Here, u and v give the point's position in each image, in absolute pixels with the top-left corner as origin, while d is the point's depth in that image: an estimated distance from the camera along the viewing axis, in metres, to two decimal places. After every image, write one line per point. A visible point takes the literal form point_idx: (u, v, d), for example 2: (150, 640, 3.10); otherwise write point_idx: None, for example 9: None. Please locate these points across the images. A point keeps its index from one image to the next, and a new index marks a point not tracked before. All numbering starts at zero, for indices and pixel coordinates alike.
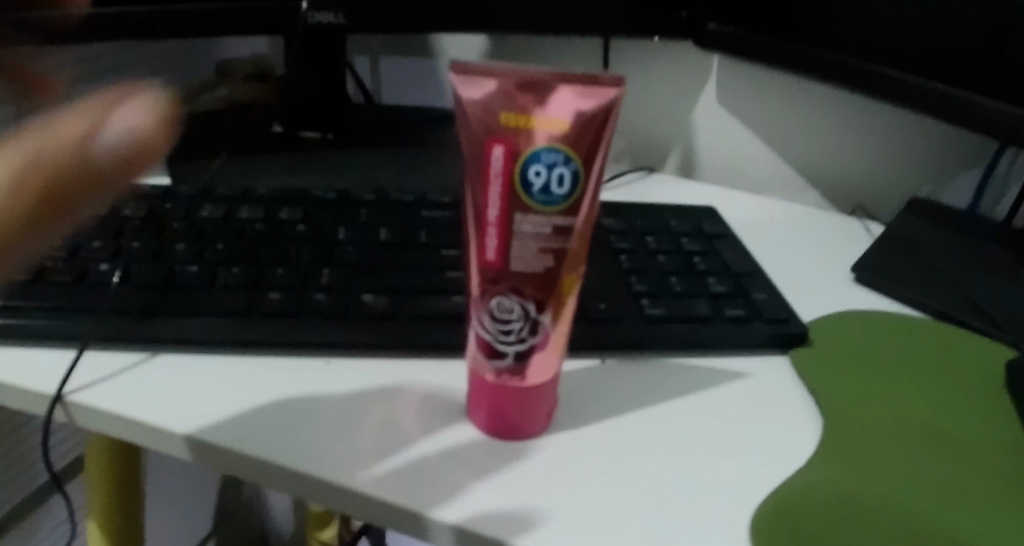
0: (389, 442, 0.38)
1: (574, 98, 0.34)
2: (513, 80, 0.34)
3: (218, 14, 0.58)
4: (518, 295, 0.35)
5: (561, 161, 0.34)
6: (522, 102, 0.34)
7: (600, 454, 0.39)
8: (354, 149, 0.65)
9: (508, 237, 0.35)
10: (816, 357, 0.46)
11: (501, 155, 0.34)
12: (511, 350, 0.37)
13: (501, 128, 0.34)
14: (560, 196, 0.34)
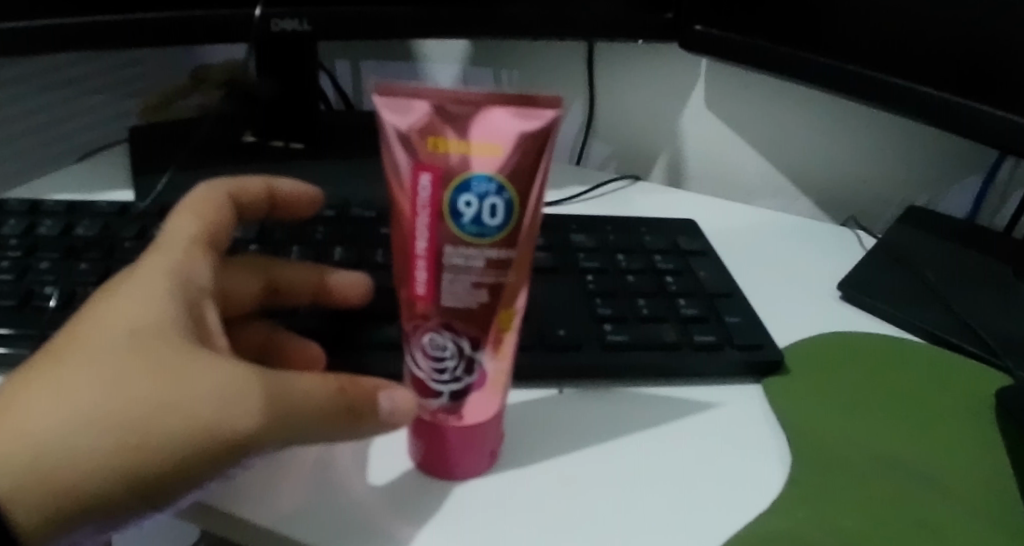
0: (337, 483, 0.36)
1: (507, 121, 0.31)
2: (439, 102, 0.31)
3: (177, 24, 0.57)
4: (451, 331, 0.33)
5: (494, 190, 0.31)
6: (448, 126, 0.31)
7: (562, 496, 0.36)
8: (323, 159, 0.63)
9: (439, 269, 0.32)
10: (792, 387, 0.44)
11: (429, 185, 0.31)
12: (446, 390, 0.34)
13: (426, 154, 0.31)
14: (493, 228, 0.32)
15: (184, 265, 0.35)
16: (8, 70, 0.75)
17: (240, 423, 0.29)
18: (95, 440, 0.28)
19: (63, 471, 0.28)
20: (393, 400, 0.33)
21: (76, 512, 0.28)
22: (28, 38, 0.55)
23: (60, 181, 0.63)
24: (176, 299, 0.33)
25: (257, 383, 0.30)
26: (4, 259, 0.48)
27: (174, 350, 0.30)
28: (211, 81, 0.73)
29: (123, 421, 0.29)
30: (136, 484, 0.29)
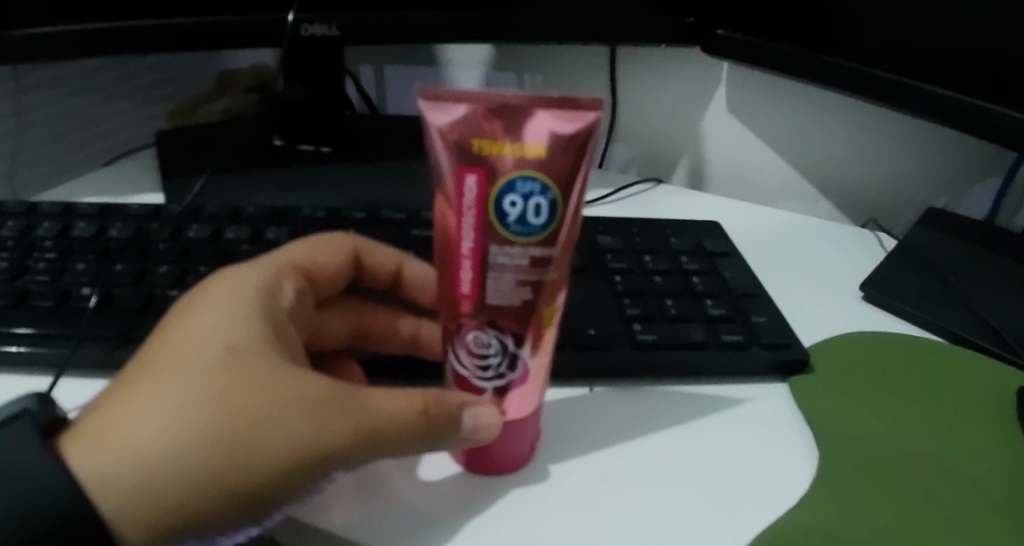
0: (377, 481, 0.37)
1: (550, 123, 0.32)
2: (483, 104, 0.32)
3: (207, 30, 0.58)
4: (495, 328, 0.35)
5: (538, 190, 0.32)
6: (492, 128, 0.32)
7: (591, 490, 0.37)
8: (349, 163, 0.64)
9: (484, 269, 0.34)
10: (819, 385, 0.44)
11: (474, 185, 0.33)
12: (490, 385, 0.36)
13: (472, 155, 0.32)
14: (537, 227, 0.33)
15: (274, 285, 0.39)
16: (36, 74, 0.77)
17: (332, 442, 0.32)
18: (195, 454, 0.31)
19: (172, 485, 0.31)
20: (477, 417, 0.35)
21: (185, 525, 0.31)
22: (61, 43, 0.56)
23: (89, 184, 0.65)
24: (261, 320, 0.36)
25: (345, 405, 0.33)
26: (40, 261, 0.49)
27: (270, 375, 0.33)
28: (237, 85, 0.74)
29: (223, 439, 0.31)
30: (238, 498, 0.32)
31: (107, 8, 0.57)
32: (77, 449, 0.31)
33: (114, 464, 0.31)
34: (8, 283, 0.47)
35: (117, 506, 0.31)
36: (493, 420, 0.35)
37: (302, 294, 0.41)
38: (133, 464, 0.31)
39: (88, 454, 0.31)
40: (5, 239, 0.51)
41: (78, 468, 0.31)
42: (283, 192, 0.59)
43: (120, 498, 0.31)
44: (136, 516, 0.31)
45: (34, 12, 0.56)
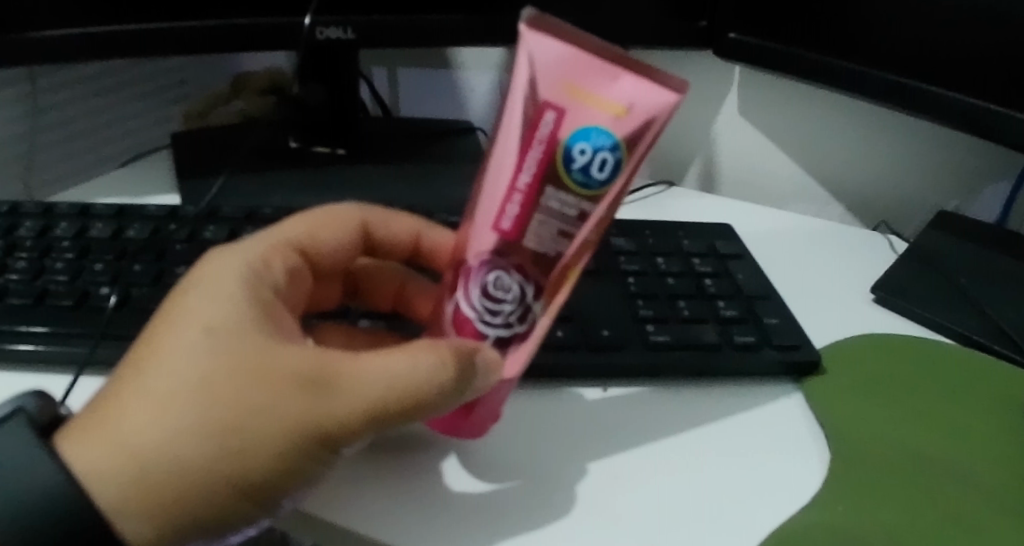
0: (399, 479, 0.38)
1: (638, 85, 0.33)
2: (586, 49, 0.33)
3: (222, 32, 0.59)
4: (520, 273, 0.35)
5: (608, 148, 0.33)
6: (585, 74, 0.33)
7: (608, 490, 0.38)
8: (364, 164, 0.64)
9: (532, 208, 0.34)
10: (831, 386, 0.45)
11: (551, 121, 0.33)
12: (493, 334, 0.36)
13: (558, 93, 0.33)
14: (597, 181, 0.34)
15: (262, 257, 0.39)
16: (52, 76, 0.78)
17: (327, 421, 0.33)
18: (192, 449, 0.32)
19: (171, 475, 0.32)
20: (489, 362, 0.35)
21: (188, 520, 0.33)
22: (80, 45, 0.57)
23: (105, 185, 0.65)
24: (250, 297, 0.36)
25: (336, 384, 0.33)
26: (58, 261, 0.49)
27: (256, 359, 0.33)
28: (252, 87, 0.75)
29: (216, 431, 0.32)
30: (238, 483, 0.33)
31: (125, 11, 0.58)
32: (74, 453, 0.33)
33: (110, 465, 0.32)
34: (27, 283, 0.47)
35: (118, 502, 0.32)
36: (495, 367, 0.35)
37: (296, 270, 0.41)
38: (128, 464, 0.32)
39: (85, 456, 0.33)
40: (24, 239, 0.51)
41: (79, 471, 0.33)
42: (299, 193, 0.60)
43: (121, 498, 0.33)
44: (137, 513, 0.33)
45: (55, 15, 0.57)
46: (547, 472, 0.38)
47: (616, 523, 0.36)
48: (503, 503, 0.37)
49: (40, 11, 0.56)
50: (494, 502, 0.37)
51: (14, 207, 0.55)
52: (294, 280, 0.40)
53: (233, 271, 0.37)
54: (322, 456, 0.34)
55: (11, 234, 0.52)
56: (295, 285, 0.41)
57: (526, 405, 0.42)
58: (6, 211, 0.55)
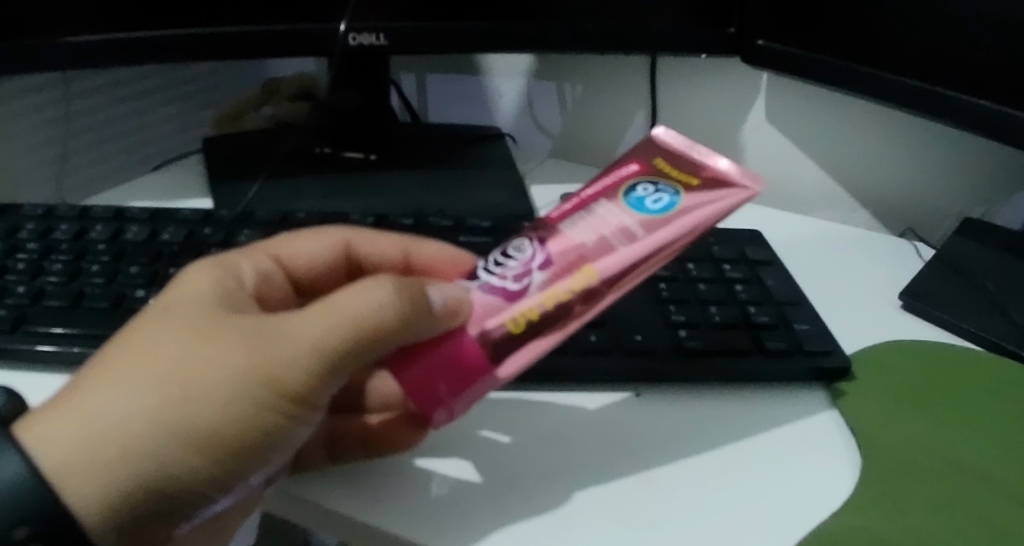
0: (443, 483, 0.40)
1: (708, 170, 0.42)
2: (680, 143, 0.43)
3: (255, 38, 0.60)
4: (540, 242, 0.40)
5: (668, 194, 0.41)
6: (673, 155, 0.43)
7: (641, 495, 0.39)
8: (395, 170, 0.65)
9: (582, 209, 0.41)
10: (861, 391, 0.45)
11: (631, 167, 0.43)
12: (486, 280, 0.39)
13: (647, 160, 0.43)
14: (650, 210, 0.40)
15: (227, 260, 0.42)
16: (86, 82, 0.79)
17: (272, 370, 0.36)
18: (143, 404, 0.35)
19: (121, 429, 0.35)
20: (444, 298, 0.38)
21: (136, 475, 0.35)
22: (116, 50, 0.58)
23: (137, 189, 0.66)
24: (212, 287, 0.39)
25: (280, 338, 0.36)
26: (94, 263, 0.50)
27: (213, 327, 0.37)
28: (282, 93, 0.76)
29: (166, 384, 0.35)
30: (186, 434, 0.35)
31: (161, 17, 0.59)
32: (26, 426, 0.35)
33: (60, 429, 0.35)
34: (64, 285, 0.48)
35: (67, 458, 0.34)
36: (457, 298, 0.38)
37: (268, 274, 0.44)
38: (83, 423, 0.35)
39: (31, 424, 0.35)
40: (61, 242, 0.52)
41: (26, 438, 0.35)
42: (329, 197, 0.61)
43: (68, 457, 0.34)
44: (83, 476, 0.34)
45: (95, 23, 0.58)
46: (572, 477, 0.40)
47: (635, 532, 0.37)
48: (526, 510, 0.38)
49: (80, 17, 0.58)
50: (513, 506, 0.38)
51: (50, 210, 0.56)
52: (266, 282, 0.44)
53: (197, 266, 0.41)
54: (270, 408, 0.36)
55: (48, 237, 0.53)
56: (266, 288, 0.44)
57: (558, 411, 0.44)
58: (42, 213, 0.56)
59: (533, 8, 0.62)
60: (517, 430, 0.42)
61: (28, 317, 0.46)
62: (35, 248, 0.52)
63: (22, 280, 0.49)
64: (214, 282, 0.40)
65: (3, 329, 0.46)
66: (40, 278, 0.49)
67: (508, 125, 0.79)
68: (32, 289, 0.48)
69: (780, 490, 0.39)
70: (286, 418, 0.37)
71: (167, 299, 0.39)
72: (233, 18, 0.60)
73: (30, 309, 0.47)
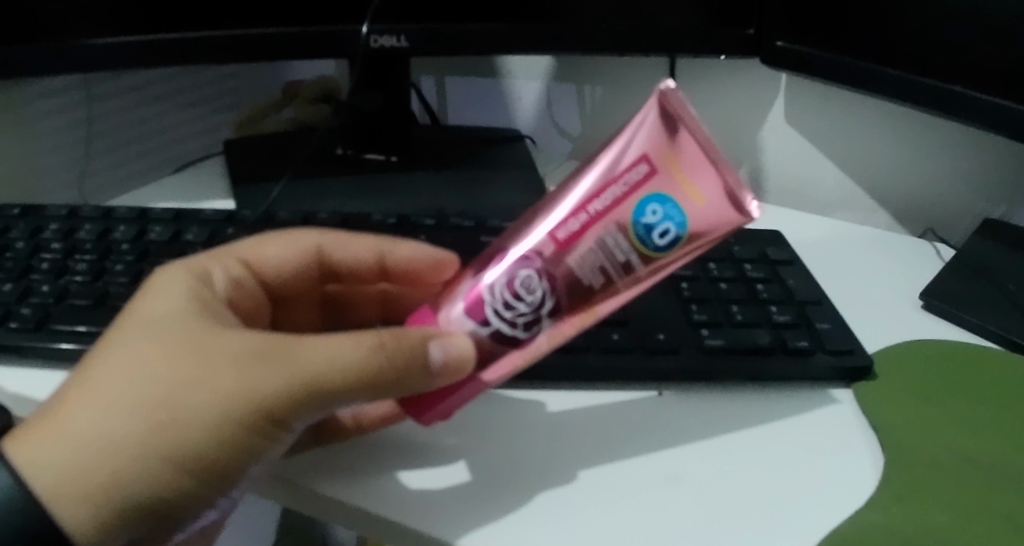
0: (464, 479, 0.40)
1: (723, 185, 0.37)
2: (698, 140, 0.37)
3: (278, 40, 0.61)
4: (548, 282, 0.39)
5: (676, 222, 0.37)
6: (687, 158, 0.37)
7: (665, 492, 0.39)
8: (416, 171, 0.65)
9: (588, 234, 0.38)
10: (883, 391, 0.45)
11: (640, 174, 0.37)
12: (495, 325, 0.39)
13: (659, 164, 0.37)
14: (656, 244, 0.38)
15: (198, 267, 0.42)
16: (109, 84, 0.80)
17: (252, 396, 0.36)
18: (127, 428, 0.36)
19: (106, 451, 0.36)
20: (444, 350, 0.38)
21: (121, 497, 0.36)
22: (141, 52, 0.59)
23: (158, 190, 0.67)
24: (189, 300, 0.40)
25: (262, 364, 0.37)
26: (119, 263, 0.51)
27: (193, 346, 0.37)
28: (303, 96, 0.76)
29: (149, 408, 0.36)
30: (170, 457, 0.36)
31: (186, 20, 0.60)
32: (15, 445, 0.36)
33: (47, 449, 0.36)
34: (88, 285, 0.49)
35: (54, 478, 0.36)
36: (461, 353, 0.39)
37: (239, 280, 0.44)
38: (69, 444, 0.36)
39: (19, 442, 0.36)
40: (84, 242, 0.53)
41: (14, 459, 0.36)
42: (351, 199, 0.61)
43: (58, 480, 0.36)
44: (70, 497, 0.36)
45: (122, 26, 0.59)
46: (594, 474, 0.40)
47: (661, 530, 0.37)
48: (550, 506, 0.38)
49: (108, 20, 0.58)
50: (533, 504, 0.38)
51: (74, 211, 0.57)
52: (237, 289, 0.44)
53: (176, 281, 0.40)
54: (257, 437, 0.37)
55: (72, 237, 0.54)
56: (238, 294, 0.44)
57: (578, 409, 0.44)
58: (66, 214, 0.57)
59: (554, 9, 0.62)
60: (538, 427, 0.42)
61: (53, 316, 0.47)
62: (59, 248, 0.52)
63: (46, 280, 0.50)
64: (195, 298, 0.40)
65: (28, 327, 0.46)
66: (64, 277, 0.50)
67: (527, 127, 0.79)
68: (57, 289, 0.49)
69: (803, 489, 0.39)
70: (269, 441, 0.38)
71: (145, 311, 0.39)
72: (256, 20, 0.61)
73: (55, 308, 0.48)
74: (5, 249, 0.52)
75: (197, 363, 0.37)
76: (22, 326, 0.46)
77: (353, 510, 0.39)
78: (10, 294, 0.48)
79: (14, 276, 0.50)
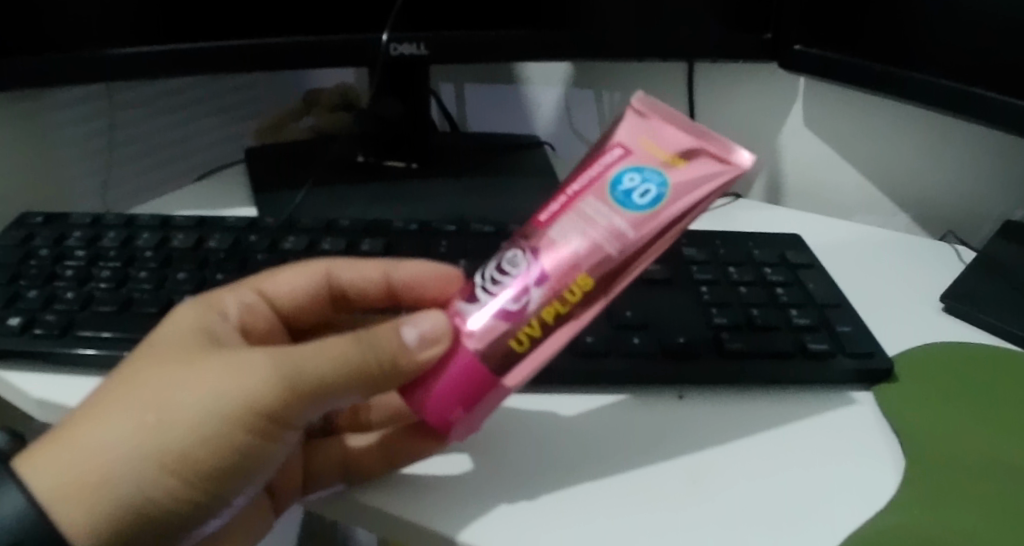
0: (487, 479, 0.40)
1: (700, 149, 0.39)
2: (669, 116, 0.40)
3: (300, 49, 0.62)
4: (532, 255, 0.39)
5: (655, 183, 0.39)
6: (657, 129, 0.40)
7: (684, 495, 0.39)
8: (436, 178, 0.66)
9: (570, 209, 0.39)
10: (905, 393, 0.45)
11: (615, 151, 0.40)
12: (485, 302, 0.39)
13: (631, 140, 0.40)
14: (636, 204, 0.38)
15: (212, 297, 0.43)
16: (130, 93, 0.81)
17: (244, 395, 0.37)
18: (127, 431, 0.37)
19: (107, 455, 0.36)
20: (416, 330, 0.38)
21: (122, 500, 0.37)
22: (164, 62, 0.60)
23: (180, 197, 0.68)
24: (194, 320, 0.40)
25: (256, 365, 0.37)
26: (142, 269, 0.52)
27: (194, 355, 0.38)
28: (324, 104, 0.77)
29: (149, 412, 0.37)
30: (168, 459, 0.37)
31: (210, 30, 0.61)
32: (23, 456, 0.37)
33: (50, 456, 0.37)
34: (113, 292, 0.50)
35: (57, 484, 0.36)
36: (436, 326, 0.38)
37: (252, 305, 0.44)
38: (72, 450, 0.36)
39: (28, 453, 0.37)
40: (108, 250, 0.54)
41: (21, 466, 0.37)
42: (372, 206, 0.62)
43: (61, 486, 0.36)
44: (72, 501, 0.36)
45: (147, 37, 0.60)
46: (616, 477, 0.40)
47: (680, 532, 0.37)
48: (573, 507, 0.38)
49: (133, 31, 0.59)
50: (558, 506, 0.39)
51: (97, 219, 0.58)
52: (251, 314, 0.44)
53: (184, 305, 0.42)
54: (253, 435, 0.38)
55: (96, 245, 0.54)
56: (253, 320, 0.44)
57: (598, 409, 0.44)
58: (90, 221, 0.57)
59: (571, 16, 0.63)
60: (560, 429, 0.43)
61: (77, 322, 0.48)
62: (83, 255, 0.53)
63: (71, 286, 0.50)
64: (203, 320, 0.41)
65: (53, 333, 0.47)
66: (89, 284, 0.51)
67: (546, 134, 0.80)
68: (81, 296, 0.50)
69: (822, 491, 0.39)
70: (267, 441, 0.39)
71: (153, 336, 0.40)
72: (278, 29, 0.62)
73: (80, 315, 0.48)
74: (30, 257, 0.53)
75: (196, 370, 0.38)
76: (47, 332, 0.47)
77: (378, 514, 0.39)
78: (35, 301, 0.49)
79: (39, 283, 0.51)
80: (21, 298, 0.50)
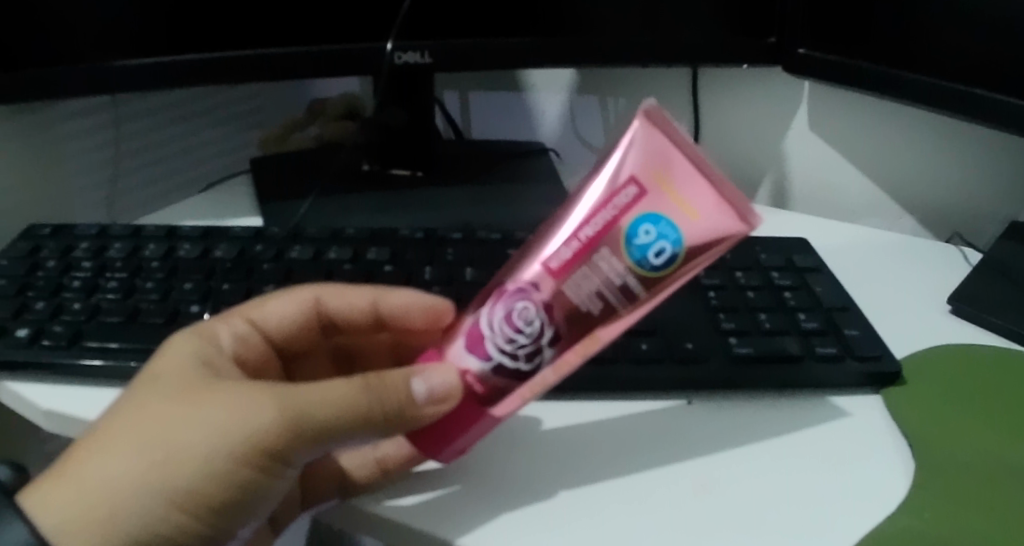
0: (498, 487, 0.40)
1: (718, 203, 0.37)
2: (687, 155, 0.38)
3: (303, 58, 0.62)
4: (546, 312, 0.38)
5: (670, 241, 0.37)
6: (674, 172, 0.38)
7: (696, 499, 0.39)
8: (442, 186, 0.66)
9: (582, 260, 0.38)
10: (914, 396, 0.45)
11: (630, 196, 0.38)
12: (498, 359, 0.39)
13: (647, 183, 0.38)
14: (651, 264, 0.38)
15: (206, 328, 0.43)
16: (135, 105, 0.81)
17: (244, 433, 0.37)
18: (131, 469, 0.37)
19: (112, 492, 0.37)
20: (428, 382, 0.38)
21: (128, 535, 0.37)
22: (170, 73, 0.60)
23: (186, 208, 0.68)
24: (192, 355, 0.40)
25: (256, 403, 0.37)
26: (149, 280, 0.52)
27: (193, 394, 0.38)
28: (328, 113, 0.77)
29: (151, 449, 0.37)
30: (172, 494, 0.37)
31: (215, 40, 0.61)
32: (30, 492, 0.37)
33: (56, 493, 0.37)
34: (119, 302, 0.50)
35: (62, 521, 0.36)
36: (444, 382, 0.39)
37: (243, 337, 0.44)
38: (78, 487, 0.37)
39: (35, 489, 0.37)
40: (115, 261, 0.54)
41: (29, 502, 0.37)
42: (377, 214, 0.62)
43: (66, 522, 0.36)
44: (78, 536, 0.36)
45: (153, 49, 0.60)
46: (626, 482, 0.40)
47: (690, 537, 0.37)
48: (582, 514, 0.38)
49: (139, 43, 0.60)
50: (569, 513, 0.38)
51: (104, 230, 0.58)
52: (242, 346, 0.44)
53: (182, 339, 0.41)
54: (256, 470, 0.38)
55: (102, 255, 0.55)
56: (247, 351, 0.44)
57: (603, 416, 0.44)
58: (96, 233, 0.58)
59: (573, 21, 0.63)
60: (565, 439, 0.43)
61: (84, 333, 0.48)
62: (90, 266, 0.53)
63: (77, 297, 0.51)
64: (199, 352, 0.41)
65: (60, 344, 0.47)
66: (96, 295, 0.51)
67: (551, 140, 0.80)
68: (88, 306, 0.50)
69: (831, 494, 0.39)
70: (271, 477, 0.39)
71: (151, 370, 0.40)
72: (282, 39, 0.62)
73: (86, 325, 0.48)
74: (37, 269, 0.53)
75: (197, 407, 0.38)
76: (54, 343, 0.47)
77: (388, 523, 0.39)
78: (42, 312, 0.49)
79: (46, 295, 0.51)
80: (28, 309, 0.50)
